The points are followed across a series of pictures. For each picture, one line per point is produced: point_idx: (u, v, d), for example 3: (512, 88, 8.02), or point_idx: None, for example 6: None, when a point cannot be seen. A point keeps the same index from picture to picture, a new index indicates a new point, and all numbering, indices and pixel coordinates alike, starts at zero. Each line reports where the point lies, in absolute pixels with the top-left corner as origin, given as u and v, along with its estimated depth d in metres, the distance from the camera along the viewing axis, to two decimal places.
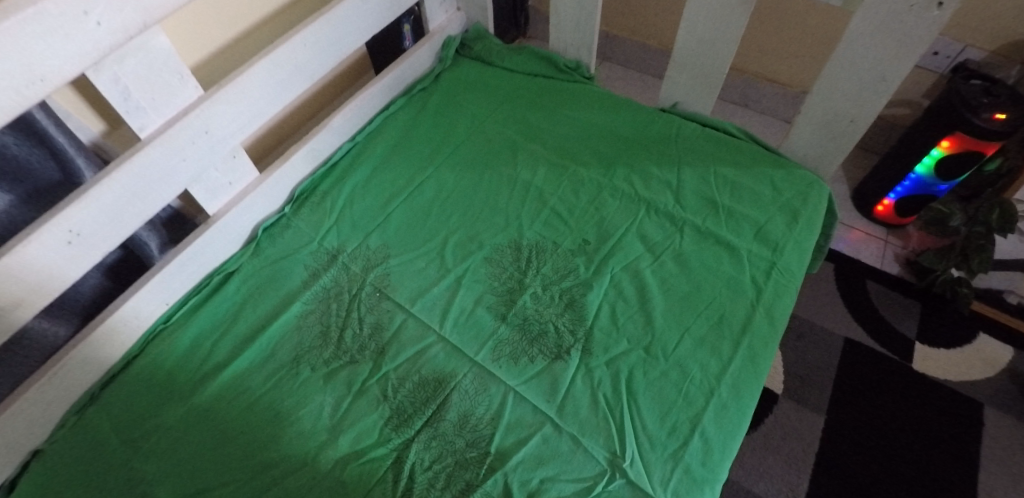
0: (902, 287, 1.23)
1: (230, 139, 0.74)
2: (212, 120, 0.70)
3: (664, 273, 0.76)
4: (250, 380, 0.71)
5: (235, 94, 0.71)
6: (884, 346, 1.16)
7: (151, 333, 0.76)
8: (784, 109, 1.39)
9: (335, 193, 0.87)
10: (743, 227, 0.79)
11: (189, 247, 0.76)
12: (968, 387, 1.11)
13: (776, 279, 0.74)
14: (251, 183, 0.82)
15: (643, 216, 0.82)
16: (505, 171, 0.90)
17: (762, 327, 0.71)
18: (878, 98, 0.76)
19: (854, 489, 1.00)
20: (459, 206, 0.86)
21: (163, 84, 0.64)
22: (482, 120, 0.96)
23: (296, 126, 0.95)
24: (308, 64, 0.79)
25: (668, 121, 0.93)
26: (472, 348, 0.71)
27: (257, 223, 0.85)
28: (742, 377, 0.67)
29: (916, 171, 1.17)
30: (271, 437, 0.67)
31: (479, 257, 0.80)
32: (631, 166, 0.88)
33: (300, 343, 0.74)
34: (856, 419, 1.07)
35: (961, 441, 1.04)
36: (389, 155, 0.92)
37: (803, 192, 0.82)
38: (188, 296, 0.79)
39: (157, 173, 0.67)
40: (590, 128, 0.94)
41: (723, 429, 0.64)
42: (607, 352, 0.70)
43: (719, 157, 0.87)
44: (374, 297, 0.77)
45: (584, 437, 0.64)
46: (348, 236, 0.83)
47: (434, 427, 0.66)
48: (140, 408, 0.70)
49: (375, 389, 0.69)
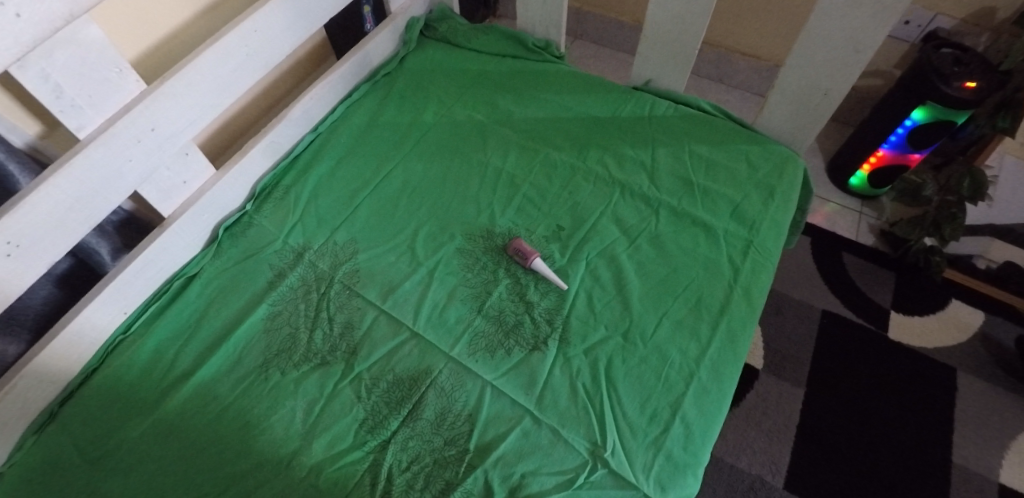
0: (877, 258, 1.24)
1: (181, 136, 0.70)
2: (158, 116, 0.66)
3: (641, 256, 0.75)
4: (218, 388, 0.69)
5: (182, 87, 0.67)
6: (860, 316, 1.17)
7: (110, 345, 0.72)
8: (758, 82, 1.37)
9: (299, 188, 0.84)
10: (719, 207, 0.78)
11: (145, 251, 0.73)
12: (942, 353, 1.13)
13: (753, 258, 0.73)
14: (207, 181, 0.78)
15: (618, 199, 0.80)
16: (475, 157, 0.87)
17: (740, 307, 0.70)
18: (852, 69, 0.75)
19: (835, 460, 1.02)
20: (428, 196, 0.83)
21: (100, 78, 0.60)
22: (450, 105, 0.93)
23: (254, 118, 0.90)
24: (261, 51, 0.75)
25: (641, 99, 0.91)
26: (448, 343, 0.69)
27: (217, 222, 0.82)
28: (721, 359, 0.67)
29: (889, 142, 1.17)
30: (243, 447, 0.65)
31: (451, 248, 0.77)
32: (604, 147, 0.86)
33: (268, 346, 0.71)
34: (834, 390, 1.09)
35: (935, 405, 1.07)
36: (354, 145, 0.89)
37: (778, 167, 0.81)
38: (148, 303, 0.76)
39: (102, 175, 0.63)
40: (561, 109, 0.91)
41: (704, 413, 0.64)
42: (585, 340, 0.69)
43: (693, 136, 0.85)
44: (343, 295, 0.74)
45: (564, 429, 0.63)
46: (314, 232, 0.80)
47: (410, 426, 0.64)
48: (102, 423, 0.67)
49: (348, 390, 0.67)
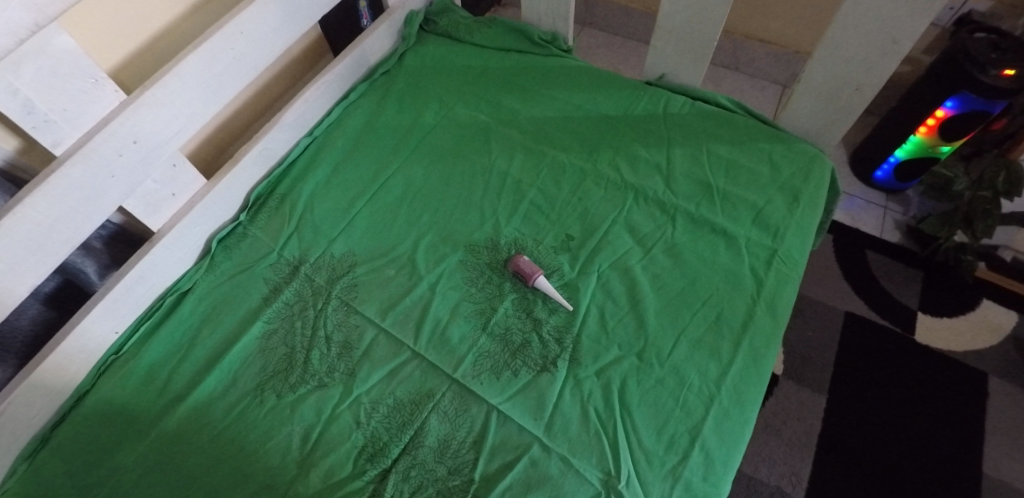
0: (903, 257, 1.18)
1: (167, 147, 0.65)
2: (140, 127, 0.61)
3: (656, 268, 0.70)
4: (213, 412, 0.65)
5: (164, 95, 0.62)
6: (885, 318, 1.12)
7: (102, 365, 0.69)
8: (776, 70, 1.31)
9: (295, 196, 0.80)
10: (740, 212, 0.73)
11: (135, 268, 0.69)
12: (972, 357, 1.07)
13: (777, 269, 0.68)
14: (197, 192, 0.75)
15: (631, 205, 0.76)
16: (479, 161, 0.82)
17: (764, 323, 0.65)
18: (887, 62, 0.69)
19: (860, 471, 0.97)
20: (430, 203, 0.79)
21: (74, 90, 0.55)
22: (452, 105, 0.88)
23: (247, 122, 0.86)
24: (249, 54, 0.70)
25: (654, 95, 0.85)
26: (450, 364, 0.66)
27: (210, 234, 0.78)
28: (743, 380, 0.62)
29: (917, 135, 1.10)
30: (238, 475, 0.61)
31: (453, 260, 0.73)
32: (616, 149, 0.81)
33: (263, 368, 0.67)
34: (858, 397, 1.04)
35: (965, 412, 1.02)
36: (352, 149, 0.84)
37: (804, 168, 0.76)
38: (140, 321, 0.73)
39: (82, 193, 0.58)
40: (570, 108, 0.86)
41: (725, 440, 0.60)
42: (597, 360, 0.65)
43: (711, 134, 0.80)
44: (341, 311, 0.71)
45: (575, 457, 0.59)
46: (310, 244, 0.76)
47: (412, 454, 0.61)
48: (93, 449, 0.64)
49: (347, 415, 0.64)
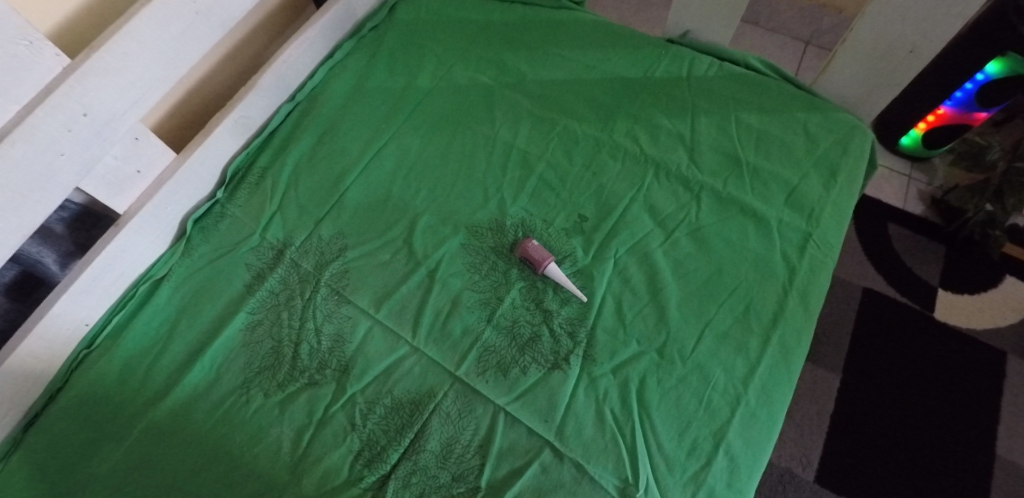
0: (925, 230, 1.12)
1: (124, 119, 0.57)
2: (90, 96, 0.52)
3: (679, 254, 0.64)
4: (196, 412, 0.60)
5: (117, 59, 0.53)
6: (903, 295, 1.07)
7: (72, 361, 0.63)
8: (800, 25, 1.20)
9: (276, 171, 0.72)
10: (772, 191, 0.66)
11: (102, 254, 0.62)
12: (992, 335, 1.03)
13: (812, 255, 0.62)
14: (168, 167, 0.67)
15: (651, 182, 0.68)
16: (481, 129, 0.74)
17: (796, 316, 0.60)
18: (950, 22, 0.61)
19: (873, 453, 0.95)
20: (427, 178, 0.72)
21: (5, 54, 0.47)
22: (449, 65, 0.80)
23: (224, 86, 0.78)
24: (216, 8, 0.61)
25: (677, 55, 0.77)
26: (453, 360, 0.60)
27: (185, 214, 0.71)
28: (772, 379, 0.57)
29: (951, 100, 1.01)
30: (225, 482, 0.56)
31: (453, 244, 0.67)
32: (634, 116, 0.73)
33: (248, 363, 0.62)
34: (873, 378, 1.00)
35: (980, 391, 0.99)
36: (338, 116, 0.76)
37: (842, 140, 0.68)
38: (112, 312, 0.66)
39: (28, 177, 0.50)
40: (582, 69, 0.77)
41: (752, 444, 0.55)
42: (614, 357, 0.59)
43: (739, 102, 0.72)
44: (331, 301, 0.64)
45: (589, 464, 0.55)
46: (295, 224, 0.69)
47: (413, 460, 0.56)
48: (67, 454, 0.58)
49: (341, 416, 0.58)
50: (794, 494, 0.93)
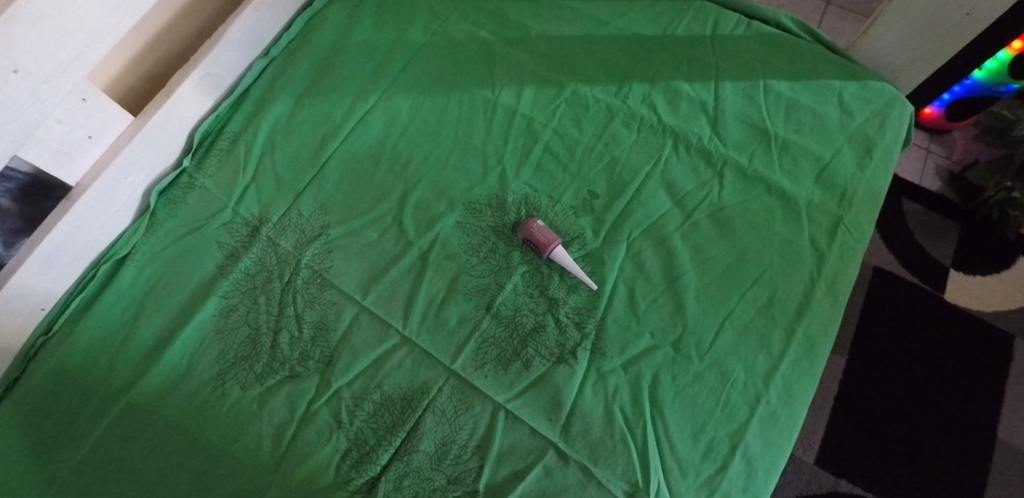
0: (941, 207, 1.08)
1: (67, 77, 0.49)
2: (23, 49, 0.44)
3: (698, 237, 0.58)
4: (166, 407, 0.54)
5: (52, 7, 0.45)
6: (915, 275, 1.03)
7: (29, 350, 0.56)
8: None
9: (251, 136, 0.65)
10: (802, 168, 0.60)
11: (53, 230, 0.55)
12: (1001, 318, 1.00)
13: (842, 240, 0.57)
14: (125, 132, 0.59)
15: (668, 155, 0.62)
16: (479, 91, 0.67)
17: (824, 307, 0.55)
18: None
19: (875, 438, 0.92)
20: (420, 145, 0.65)
21: None
22: (444, 18, 0.72)
23: (190, 39, 0.69)
24: None
25: (699, 12, 0.69)
26: (448, 353, 0.55)
27: (149, 186, 0.63)
28: (795, 376, 0.53)
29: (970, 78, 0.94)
30: (200, 485, 0.51)
31: (449, 222, 0.60)
32: (650, 79, 0.66)
33: (223, 353, 0.56)
34: (879, 361, 0.97)
35: (985, 375, 0.97)
36: (320, 75, 0.68)
37: (879, 113, 0.62)
38: (70, 294, 0.59)
39: None
40: (593, 24, 0.70)
41: (771, 447, 0.51)
42: (625, 351, 0.54)
43: (766, 67, 0.65)
44: (313, 283, 0.58)
45: (597, 467, 0.50)
46: (273, 197, 0.62)
47: (404, 461, 0.51)
48: (24, 454, 0.52)
49: (325, 412, 0.53)
50: (794, 476, 0.90)
